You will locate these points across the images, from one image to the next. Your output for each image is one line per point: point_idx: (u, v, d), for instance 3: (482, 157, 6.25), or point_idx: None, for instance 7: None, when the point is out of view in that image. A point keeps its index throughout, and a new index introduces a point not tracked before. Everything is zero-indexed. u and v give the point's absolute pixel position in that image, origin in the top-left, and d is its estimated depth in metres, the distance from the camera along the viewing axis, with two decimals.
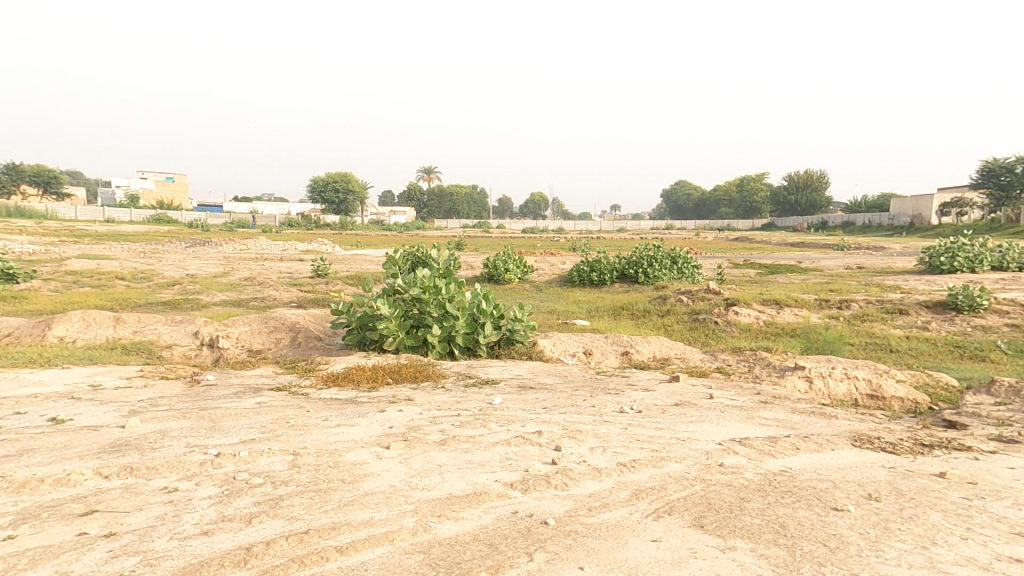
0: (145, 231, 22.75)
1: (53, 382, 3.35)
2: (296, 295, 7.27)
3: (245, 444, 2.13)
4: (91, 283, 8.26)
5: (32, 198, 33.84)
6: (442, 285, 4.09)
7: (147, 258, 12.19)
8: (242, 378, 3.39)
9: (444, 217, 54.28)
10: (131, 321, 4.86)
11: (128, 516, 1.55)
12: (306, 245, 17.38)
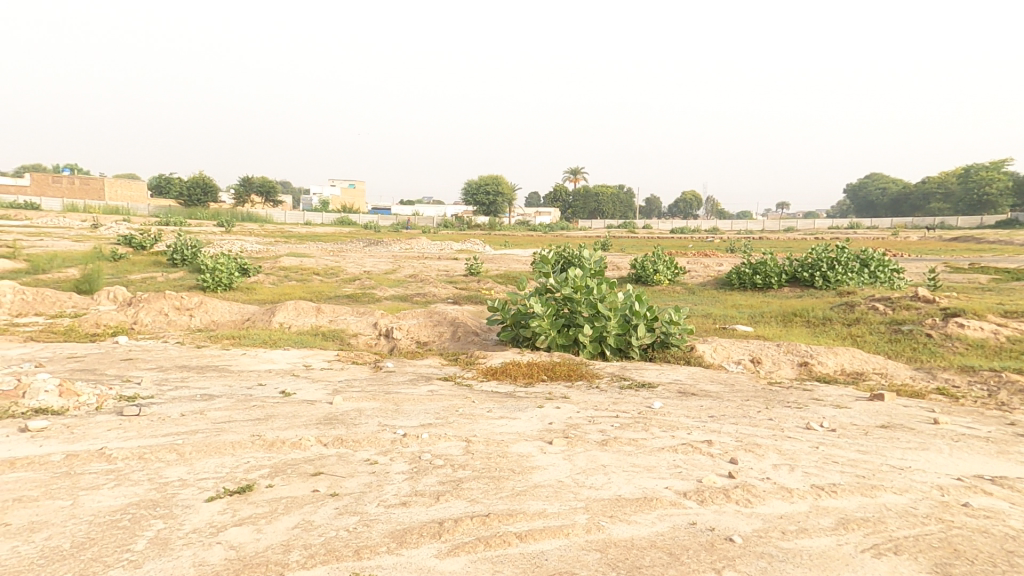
0: (336, 232, 26.53)
1: (280, 360, 4.27)
2: (453, 292, 7.88)
3: (425, 427, 2.41)
4: (295, 277, 9.88)
5: (258, 206, 41.47)
6: (593, 285, 4.19)
7: (335, 256, 14.20)
8: (414, 367, 3.79)
9: (588, 217, 54.43)
10: (328, 312, 5.68)
11: (345, 480, 1.91)
12: (461, 244, 18.68)
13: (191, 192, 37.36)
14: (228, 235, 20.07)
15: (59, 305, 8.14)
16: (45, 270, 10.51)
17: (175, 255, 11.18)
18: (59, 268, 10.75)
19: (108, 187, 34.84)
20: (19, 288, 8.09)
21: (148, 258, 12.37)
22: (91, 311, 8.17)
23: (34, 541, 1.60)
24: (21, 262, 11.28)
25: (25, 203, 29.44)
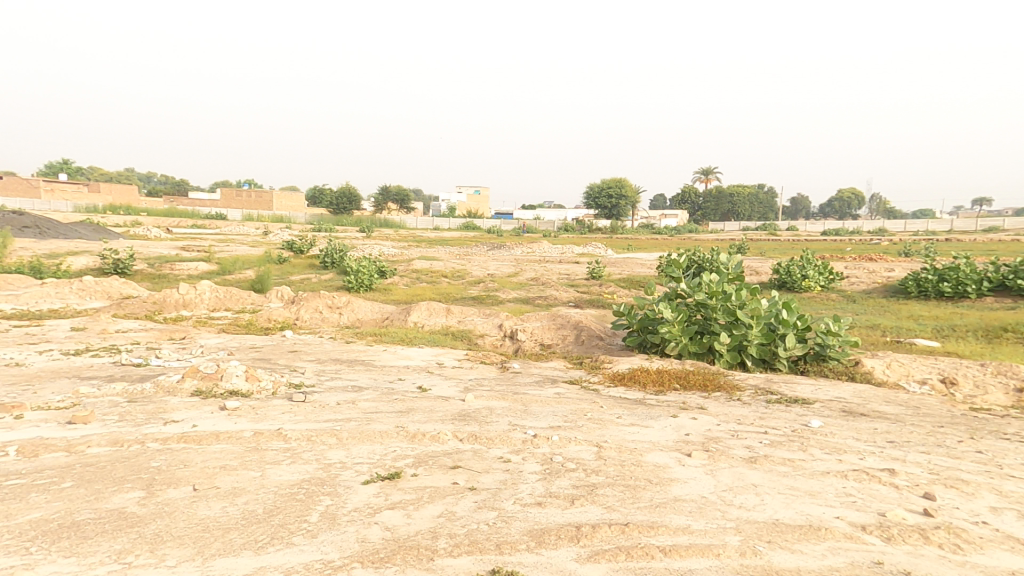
0: (465, 236, 28.07)
1: (416, 357, 4.64)
2: (576, 295, 7.87)
3: (554, 430, 2.44)
4: (427, 278, 10.59)
5: (394, 212, 45.29)
6: (731, 292, 3.87)
7: (462, 259, 15.03)
8: (539, 368, 3.86)
9: (721, 220, 51.36)
10: (457, 313, 5.97)
11: (481, 475, 2.03)
12: (584, 248, 18.67)
13: (340, 202, 41.95)
14: (371, 241, 22.15)
15: (243, 302, 9.84)
16: (231, 272, 12.52)
17: (328, 258, 12.60)
18: (241, 270, 12.73)
19: (277, 200, 40.50)
20: (216, 288, 9.92)
21: (308, 261, 14.13)
22: (264, 308, 9.62)
23: (240, 499, 2.13)
24: (215, 265, 13.58)
25: (217, 215, 35.40)
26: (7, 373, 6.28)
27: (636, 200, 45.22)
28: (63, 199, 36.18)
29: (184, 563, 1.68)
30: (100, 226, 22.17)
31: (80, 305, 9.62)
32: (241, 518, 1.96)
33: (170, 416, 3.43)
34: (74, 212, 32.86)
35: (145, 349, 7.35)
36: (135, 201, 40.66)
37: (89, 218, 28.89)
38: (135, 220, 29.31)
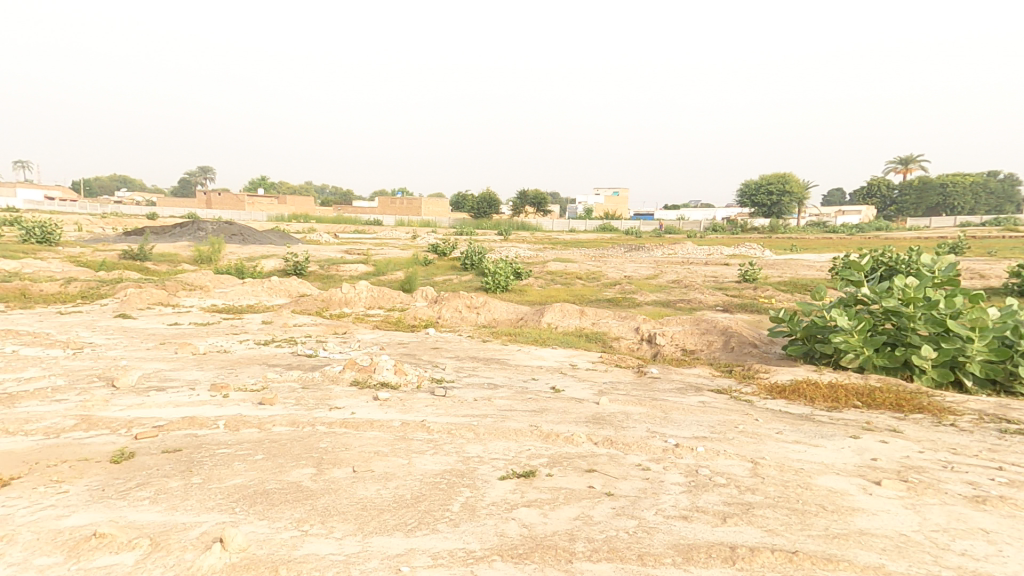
0: (602, 238, 28.08)
1: (547, 356, 4.74)
2: (723, 298, 7.41)
3: (697, 440, 2.51)
4: (562, 279, 10.78)
5: (530, 216, 46.72)
6: (937, 300, 3.60)
7: (598, 260, 15.22)
8: (680, 375, 3.94)
9: (925, 215, 44.60)
10: (590, 315, 5.94)
11: (617, 481, 2.17)
12: (731, 248, 17.63)
13: (480, 206, 44.22)
14: (509, 243, 23.14)
15: (394, 301, 10.84)
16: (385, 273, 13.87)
17: (468, 260, 13.35)
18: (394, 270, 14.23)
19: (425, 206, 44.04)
20: (371, 288, 11.05)
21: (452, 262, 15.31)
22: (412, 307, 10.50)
23: (393, 482, 2.50)
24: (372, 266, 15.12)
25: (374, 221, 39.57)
26: (218, 356, 7.67)
27: (804, 196, 41.17)
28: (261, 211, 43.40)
29: (351, 534, 2.05)
30: (281, 232, 25.92)
31: (269, 301, 11.42)
32: (394, 498, 2.31)
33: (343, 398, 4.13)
34: (268, 221, 39.37)
35: (315, 341, 8.47)
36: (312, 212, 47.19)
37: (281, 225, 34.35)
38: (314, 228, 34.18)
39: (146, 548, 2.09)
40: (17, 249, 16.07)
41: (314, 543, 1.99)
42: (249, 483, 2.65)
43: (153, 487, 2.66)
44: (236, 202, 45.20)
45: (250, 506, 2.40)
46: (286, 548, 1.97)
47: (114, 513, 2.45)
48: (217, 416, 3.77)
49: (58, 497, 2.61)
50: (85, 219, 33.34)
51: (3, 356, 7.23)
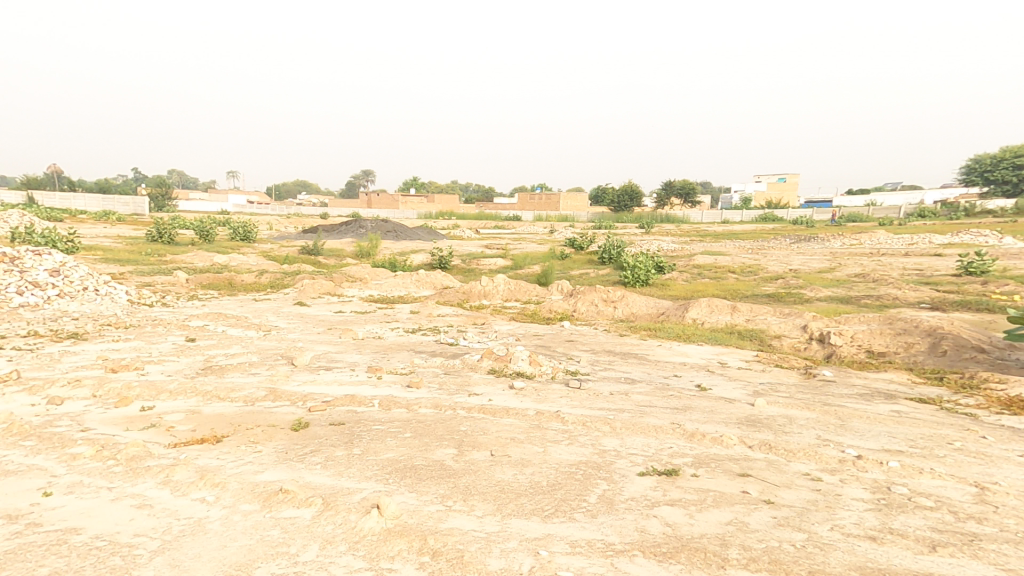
0: (760, 230, 27.50)
1: (692, 354, 6.33)
2: (921, 297, 8.33)
3: (891, 455, 3.54)
4: (712, 272, 11.69)
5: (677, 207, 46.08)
6: None
7: (755, 254, 15.83)
8: (860, 378, 5.15)
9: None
10: (742, 311, 7.46)
11: (775, 487, 3.22)
12: (925, 242, 17.00)
13: (622, 198, 44.70)
14: (656, 237, 23.97)
15: (530, 294, 11.23)
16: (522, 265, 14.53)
17: (605, 253, 13.45)
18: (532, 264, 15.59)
19: (561, 200, 44.84)
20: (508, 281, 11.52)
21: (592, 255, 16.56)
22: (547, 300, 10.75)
23: (522, 472, 3.90)
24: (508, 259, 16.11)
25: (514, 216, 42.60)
26: (374, 341, 8.62)
27: None
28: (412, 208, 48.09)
29: (487, 516, 3.27)
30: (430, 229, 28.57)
31: (417, 292, 12.53)
32: (520, 488, 3.62)
33: (471, 391, 6.21)
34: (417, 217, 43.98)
35: (456, 331, 9.11)
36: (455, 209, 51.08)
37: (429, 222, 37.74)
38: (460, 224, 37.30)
39: (316, 507, 3.55)
40: (226, 245, 19.54)
41: (456, 520, 3.26)
42: (398, 464, 4.17)
43: (321, 456, 4.34)
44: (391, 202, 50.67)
45: (397, 481, 3.89)
46: (434, 522, 3.25)
47: (293, 473, 4.11)
48: (367, 401, 5.81)
49: (261, 455, 4.47)
50: (276, 220, 39.30)
51: (217, 334, 8.90)
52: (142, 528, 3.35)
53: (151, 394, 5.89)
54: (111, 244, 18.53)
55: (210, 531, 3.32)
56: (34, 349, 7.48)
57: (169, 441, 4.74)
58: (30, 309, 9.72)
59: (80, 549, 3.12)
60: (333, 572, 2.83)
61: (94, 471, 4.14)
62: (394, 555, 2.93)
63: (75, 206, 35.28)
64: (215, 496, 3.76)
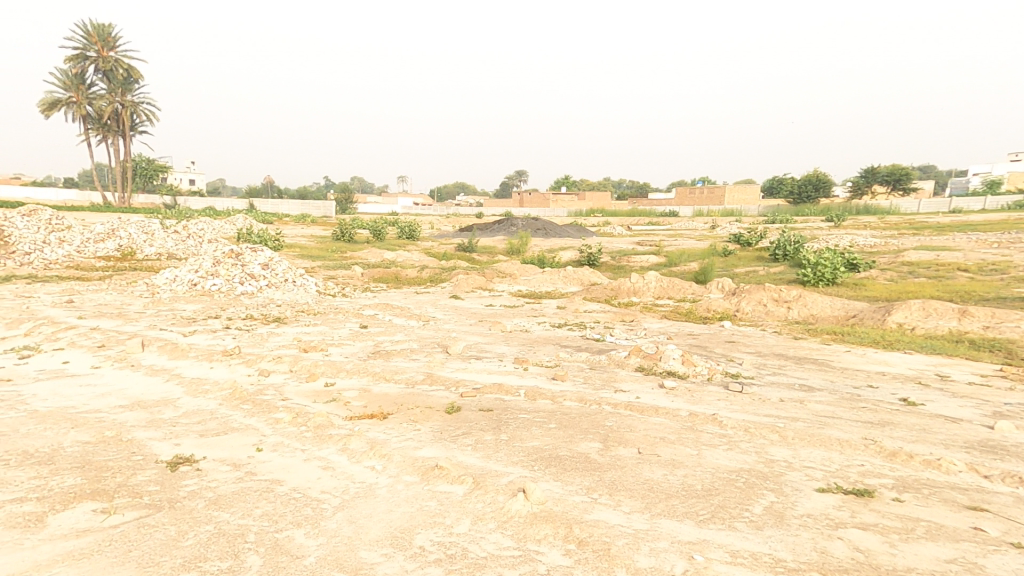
0: (1004, 220, 24.18)
1: (901, 364, 6.35)
2: None
3: None
4: (926, 274, 11.14)
5: (883, 196, 41.71)
6: None
7: (997, 249, 14.29)
8: None
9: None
10: (973, 318, 7.35)
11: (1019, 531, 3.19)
12: None
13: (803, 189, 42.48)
14: (848, 230, 22.33)
15: (684, 293, 11.06)
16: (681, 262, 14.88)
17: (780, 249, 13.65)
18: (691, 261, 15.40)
19: (727, 193, 44.76)
20: (660, 277, 11.39)
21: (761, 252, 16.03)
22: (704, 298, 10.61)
23: (673, 473, 4.28)
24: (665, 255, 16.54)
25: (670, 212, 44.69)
26: (521, 335, 9.01)
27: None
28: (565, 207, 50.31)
29: (634, 513, 3.67)
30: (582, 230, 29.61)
31: (564, 288, 12.83)
32: (670, 488, 4.02)
33: (618, 386, 6.44)
34: (569, 214, 46.80)
35: (603, 327, 9.15)
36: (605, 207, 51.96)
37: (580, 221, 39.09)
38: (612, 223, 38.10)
39: (468, 485, 4.03)
40: (394, 243, 21.93)
41: (601, 513, 3.67)
42: (543, 453, 4.65)
43: (471, 440, 4.87)
44: (542, 201, 53.10)
45: (543, 469, 4.35)
46: (579, 512, 3.69)
47: (448, 452, 4.64)
48: (514, 390, 6.27)
49: (415, 433, 5.06)
50: (437, 220, 42.92)
51: (384, 322, 10.02)
52: (325, 487, 4.02)
53: (333, 372, 6.86)
54: (308, 242, 21.87)
55: (378, 495, 3.92)
56: (251, 329, 9.17)
57: (346, 414, 5.53)
58: (248, 297, 11.92)
59: (283, 498, 3.85)
60: (485, 546, 3.30)
61: (291, 433, 5.00)
62: (540, 539, 3.36)
63: (282, 211, 42.01)
64: (383, 466, 4.38)
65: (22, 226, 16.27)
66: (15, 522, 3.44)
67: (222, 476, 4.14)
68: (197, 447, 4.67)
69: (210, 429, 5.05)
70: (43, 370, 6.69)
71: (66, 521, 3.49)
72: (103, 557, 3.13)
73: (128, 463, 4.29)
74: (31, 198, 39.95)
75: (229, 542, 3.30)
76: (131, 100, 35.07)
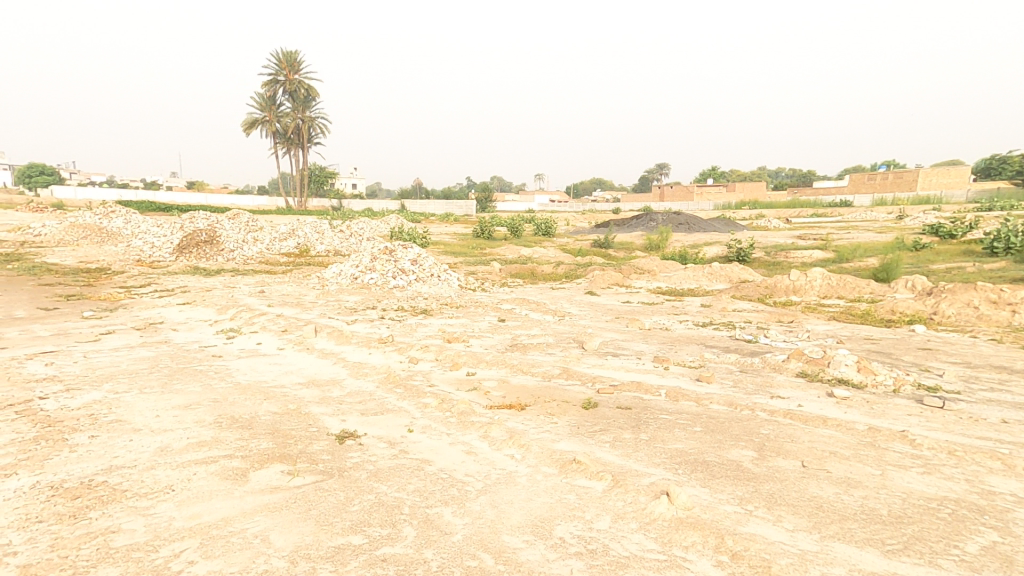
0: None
1: None
2: None
3: None
4: None
5: None
6: None
7: None
8: None
9: None
10: None
11: None
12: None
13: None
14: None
15: (858, 291, 10.25)
16: (850, 261, 13.59)
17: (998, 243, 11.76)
18: (867, 258, 13.74)
19: (921, 178, 40.66)
20: (826, 275, 10.65)
21: (961, 247, 13.73)
22: (886, 298, 9.77)
23: (847, 492, 3.89)
24: (831, 254, 15.00)
25: (844, 204, 40.42)
26: (661, 333, 8.73)
27: None
28: (710, 201, 47.79)
29: (799, 531, 3.41)
30: (734, 225, 27.96)
31: (709, 286, 12.17)
32: (844, 510, 3.66)
33: (775, 391, 5.97)
34: (715, 209, 44.74)
35: (755, 328, 8.51)
36: (756, 199, 48.29)
37: (727, 215, 36.77)
38: (765, 217, 35.29)
39: (607, 482, 4.05)
40: (530, 240, 22.38)
41: (758, 527, 3.47)
42: (688, 457, 4.49)
43: (609, 437, 4.87)
44: (686, 193, 50.96)
45: (688, 473, 4.20)
46: (732, 522, 3.52)
47: (585, 447, 4.69)
48: (653, 389, 6.12)
49: (553, 425, 5.19)
50: (574, 215, 43.25)
51: (521, 316, 10.37)
52: (470, 471, 4.30)
53: (474, 362, 7.27)
54: (450, 239, 23.34)
55: (519, 483, 4.10)
56: (402, 320, 10.07)
57: (486, 402, 5.84)
58: (399, 290, 13.12)
59: (431, 477, 4.19)
60: (627, 545, 3.29)
61: (438, 418, 5.41)
62: (688, 545, 3.28)
63: (429, 211, 45.42)
64: (522, 455, 4.57)
65: (228, 225, 19.50)
66: (226, 474, 4.11)
67: (380, 452, 4.62)
68: (360, 424, 5.26)
69: (370, 409, 5.66)
70: (244, 348, 8.01)
71: (262, 478, 4.09)
72: (291, 512, 3.63)
73: (306, 434, 4.96)
74: (234, 204, 47.94)
75: (387, 512, 3.67)
76: (310, 116, 40.35)
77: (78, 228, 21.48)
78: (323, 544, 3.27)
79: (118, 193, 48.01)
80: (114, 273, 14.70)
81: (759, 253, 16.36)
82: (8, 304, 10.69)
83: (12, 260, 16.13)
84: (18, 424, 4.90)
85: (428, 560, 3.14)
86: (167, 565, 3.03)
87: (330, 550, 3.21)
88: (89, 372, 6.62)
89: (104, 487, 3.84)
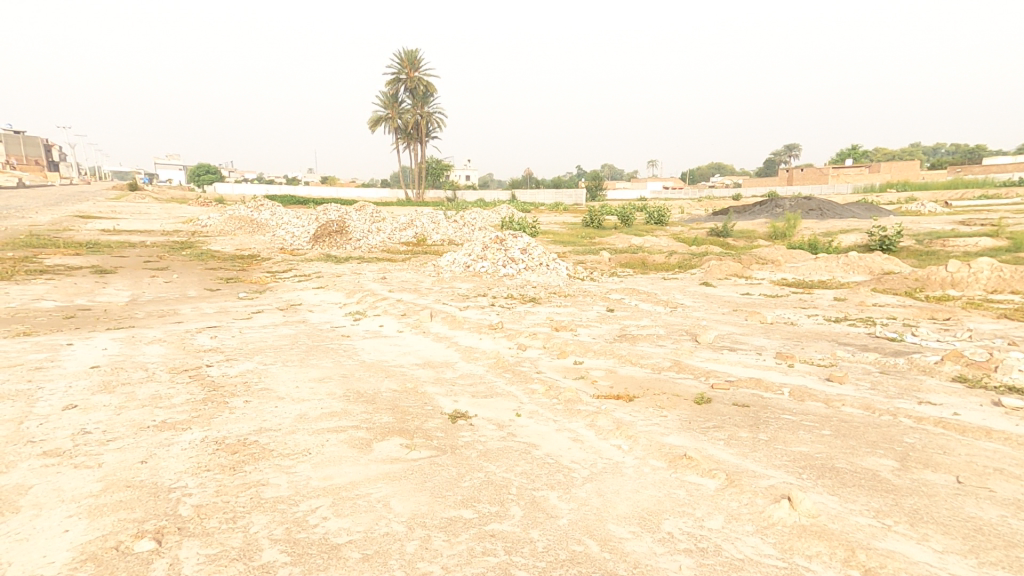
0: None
1: None
2: None
3: None
4: None
5: None
6: None
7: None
8: None
9: None
10: None
11: None
12: None
13: None
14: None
15: None
16: None
17: None
18: None
19: None
20: (996, 266, 9.24)
21: None
22: None
23: (1015, 516, 3.44)
24: (1003, 242, 12.89)
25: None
26: (785, 328, 8.13)
27: None
28: (849, 184, 42.99)
29: (950, 554, 3.10)
30: (879, 211, 24.94)
31: (845, 279, 11.08)
32: (1011, 536, 3.24)
33: (923, 397, 5.35)
34: (853, 193, 40.24)
35: (901, 325, 7.61)
36: (907, 180, 42.57)
37: (868, 199, 32.89)
38: (916, 200, 31.13)
39: (720, 481, 3.97)
40: (641, 229, 21.82)
41: (897, 543, 3.21)
42: (813, 461, 4.22)
43: (723, 435, 4.71)
44: (820, 175, 46.33)
45: (813, 479, 3.96)
46: (866, 535, 3.29)
47: (697, 443, 4.61)
48: (775, 387, 5.78)
49: (662, 419, 5.13)
50: (687, 203, 41.54)
51: (630, 307, 10.23)
52: (576, 458, 4.44)
53: (582, 351, 7.37)
54: (559, 229, 23.48)
55: (626, 474, 4.16)
56: (511, 307, 10.44)
57: (594, 391, 5.92)
58: (509, 278, 13.58)
59: (539, 460, 4.39)
60: (741, 547, 3.22)
61: (545, 404, 5.62)
62: (811, 555, 3.13)
63: (540, 200, 46.18)
64: (629, 446, 4.60)
65: (357, 217, 21.45)
66: (353, 443, 4.66)
67: (491, 433, 4.92)
68: (471, 406, 5.63)
69: (480, 392, 6.01)
70: (369, 330, 8.85)
71: (384, 449, 4.57)
72: (409, 481, 4.04)
73: (422, 411, 5.42)
74: (361, 197, 52.46)
75: (495, 490, 3.93)
76: (429, 111, 42.78)
77: (236, 222, 24.86)
78: (437, 515, 3.61)
79: (265, 188, 54.51)
80: (264, 260, 16.90)
81: (909, 241, 14.52)
82: (183, 284, 12.74)
83: (186, 247, 19.10)
84: (191, 387, 5.93)
85: (534, 539, 3.34)
86: (306, 518, 3.54)
87: (443, 521, 3.54)
88: (244, 345, 7.77)
89: (256, 446, 4.54)
